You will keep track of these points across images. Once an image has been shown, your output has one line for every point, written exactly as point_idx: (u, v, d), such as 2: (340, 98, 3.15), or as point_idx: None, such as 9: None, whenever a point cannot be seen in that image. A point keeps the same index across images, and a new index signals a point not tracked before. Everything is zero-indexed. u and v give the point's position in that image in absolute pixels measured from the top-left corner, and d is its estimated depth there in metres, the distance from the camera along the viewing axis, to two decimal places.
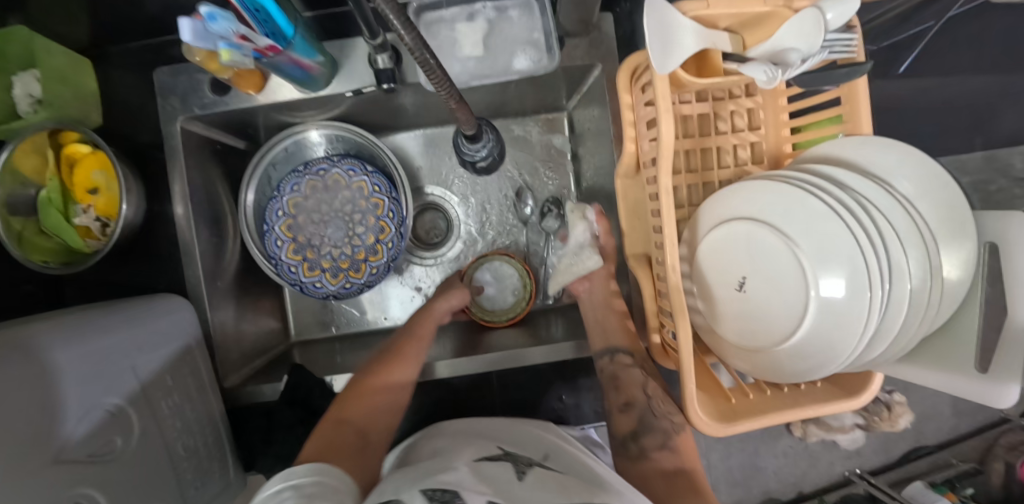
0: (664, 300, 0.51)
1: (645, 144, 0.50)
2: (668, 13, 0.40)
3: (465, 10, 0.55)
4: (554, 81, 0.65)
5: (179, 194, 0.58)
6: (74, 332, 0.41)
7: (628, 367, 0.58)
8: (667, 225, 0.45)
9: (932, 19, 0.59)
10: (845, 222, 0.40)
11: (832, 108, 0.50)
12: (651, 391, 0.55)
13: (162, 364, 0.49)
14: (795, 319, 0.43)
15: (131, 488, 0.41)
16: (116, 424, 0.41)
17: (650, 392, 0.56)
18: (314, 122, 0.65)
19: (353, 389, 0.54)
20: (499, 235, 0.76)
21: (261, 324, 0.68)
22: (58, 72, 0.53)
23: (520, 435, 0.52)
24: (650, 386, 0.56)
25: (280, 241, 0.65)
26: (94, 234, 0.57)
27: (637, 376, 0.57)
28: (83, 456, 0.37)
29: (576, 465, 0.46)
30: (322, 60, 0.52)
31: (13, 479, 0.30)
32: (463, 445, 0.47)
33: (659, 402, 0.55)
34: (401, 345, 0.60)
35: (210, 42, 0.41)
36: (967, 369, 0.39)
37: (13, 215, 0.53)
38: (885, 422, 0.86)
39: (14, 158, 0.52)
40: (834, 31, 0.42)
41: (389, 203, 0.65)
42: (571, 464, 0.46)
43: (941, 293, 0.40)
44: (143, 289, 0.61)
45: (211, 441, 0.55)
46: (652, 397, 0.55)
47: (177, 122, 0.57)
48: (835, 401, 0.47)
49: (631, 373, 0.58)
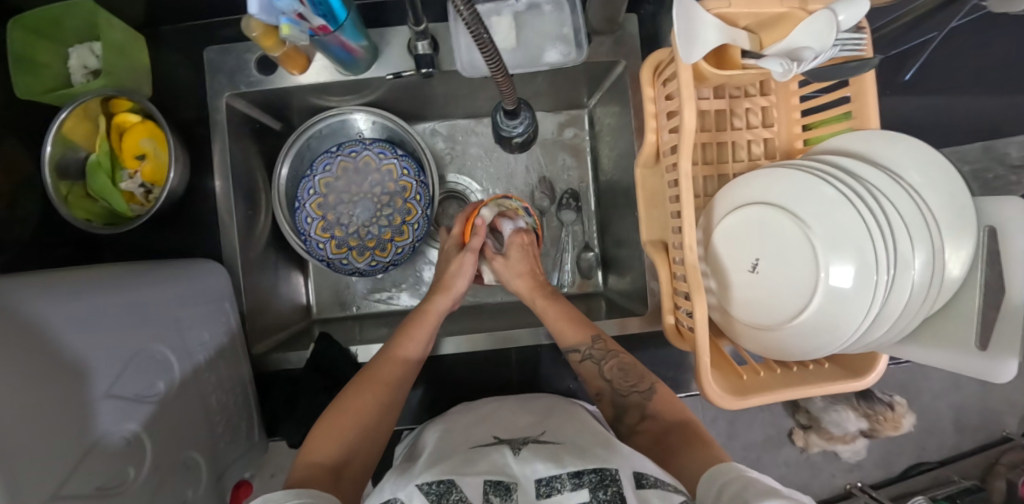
0: (680, 282, 0.53)
1: (665, 134, 0.53)
2: (693, 9, 0.44)
3: (501, 6, 0.60)
4: (577, 78, 0.68)
5: (220, 167, 0.61)
6: (117, 280, 0.44)
7: (582, 361, 0.57)
8: (686, 209, 0.47)
9: (935, 30, 0.61)
10: (856, 208, 0.43)
11: (842, 105, 0.53)
12: (609, 376, 0.56)
13: (197, 320, 0.51)
14: (804, 300, 0.46)
15: (170, 430, 0.44)
16: (158, 370, 0.44)
17: (608, 375, 0.56)
18: (348, 107, 0.68)
19: (328, 414, 0.50)
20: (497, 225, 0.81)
21: (285, 298, 0.71)
22: (117, 45, 0.57)
23: (518, 413, 0.53)
24: (606, 367, 0.56)
25: (310, 218, 0.68)
26: (137, 199, 0.61)
27: (592, 368, 0.57)
28: (130, 393, 0.40)
29: (573, 432, 0.48)
30: (365, 44, 0.55)
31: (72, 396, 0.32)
32: (461, 434, 0.50)
33: (622, 381, 0.55)
34: (377, 363, 0.55)
35: (273, 16, 0.47)
36: (967, 347, 0.42)
37: (62, 178, 0.56)
38: (886, 423, 0.86)
39: (67, 125, 0.55)
40: (844, 32, 0.45)
41: (417, 186, 0.69)
42: (570, 433, 0.48)
43: (942, 280, 0.43)
44: (177, 255, 0.63)
45: (240, 401, 0.57)
46: (613, 379, 0.56)
47: (223, 97, 0.60)
48: (842, 380, 0.49)
49: (586, 366, 0.57)
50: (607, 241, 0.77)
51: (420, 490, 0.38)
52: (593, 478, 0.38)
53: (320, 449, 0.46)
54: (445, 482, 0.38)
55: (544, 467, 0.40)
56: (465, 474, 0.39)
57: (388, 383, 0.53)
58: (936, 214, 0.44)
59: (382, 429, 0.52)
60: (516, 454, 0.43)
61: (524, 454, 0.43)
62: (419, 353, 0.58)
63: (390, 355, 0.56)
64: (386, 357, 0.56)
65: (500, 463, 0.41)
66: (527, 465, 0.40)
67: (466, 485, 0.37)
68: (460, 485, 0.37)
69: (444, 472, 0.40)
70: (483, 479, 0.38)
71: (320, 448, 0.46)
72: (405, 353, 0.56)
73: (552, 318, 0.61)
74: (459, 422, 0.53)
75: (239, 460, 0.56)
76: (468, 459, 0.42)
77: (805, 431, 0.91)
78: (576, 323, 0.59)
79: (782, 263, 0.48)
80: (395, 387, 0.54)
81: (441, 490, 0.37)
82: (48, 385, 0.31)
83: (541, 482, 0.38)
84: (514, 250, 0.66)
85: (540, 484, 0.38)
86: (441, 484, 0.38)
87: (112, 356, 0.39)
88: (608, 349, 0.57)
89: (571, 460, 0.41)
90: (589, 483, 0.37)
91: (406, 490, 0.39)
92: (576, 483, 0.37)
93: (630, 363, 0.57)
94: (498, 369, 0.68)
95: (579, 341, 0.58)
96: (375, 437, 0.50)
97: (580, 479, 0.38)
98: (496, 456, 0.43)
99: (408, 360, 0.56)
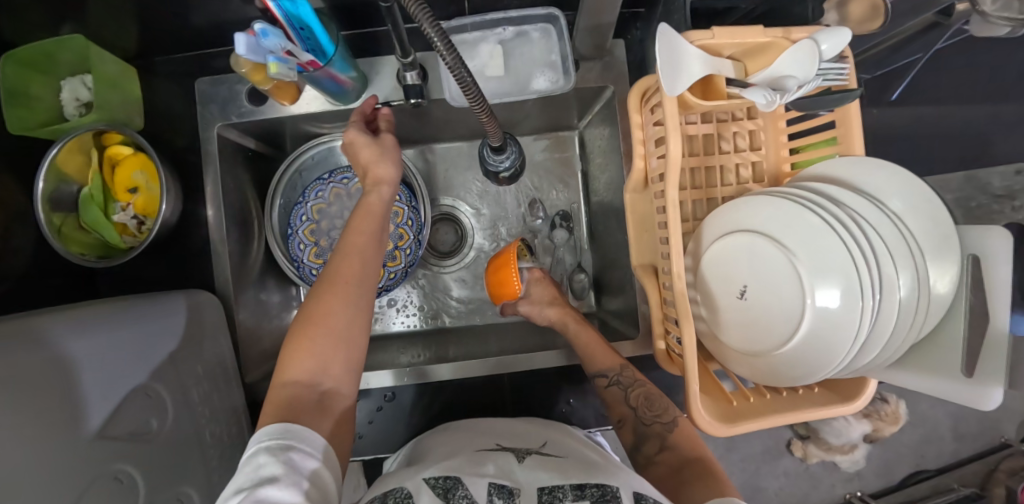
0: (670, 307, 0.53)
1: (653, 161, 0.53)
2: (676, 41, 0.44)
3: (488, 34, 0.60)
4: (567, 102, 0.69)
5: (212, 196, 0.62)
6: (110, 316, 0.45)
7: (608, 386, 0.57)
8: (673, 235, 0.47)
9: (920, 52, 0.61)
10: (840, 236, 0.43)
11: (828, 130, 0.53)
12: (634, 401, 0.55)
13: (191, 352, 0.52)
14: (792, 325, 0.46)
15: (164, 468, 0.44)
16: (153, 406, 0.45)
17: (633, 402, 0.55)
18: (339, 134, 0.70)
19: (294, 331, 0.43)
20: (489, 244, 0.79)
21: (279, 324, 0.71)
22: (109, 78, 0.58)
23: (523, 426, 0.54)
24: (633, 394, 0.56)
25: (303, 244, 0.69)
26: (130, 230, 0.61)
27: (618, 394, 0.57)
28: (122, 434, 0.40)
29: (573, 448, 0.48)
30: (354, 75, 0.56)
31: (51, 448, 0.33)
32: (464, 439, 0.49)
33: (646, 409, 0.55)
34: (334, 261, 0.47)
35: (260, 56, 0.47)
36: (952, 372, 0.43)
37: (55, 210, 0.56)
38: (888, 420, 0.87)
39: (60, 158, 0.55)
40: (828, 60, 0.46)
41: (409, 211, 0.70)
42: (571, 449, 0.48)
43: (928, 303, 0.43)
44: (172, 285, 0.64)
45: (234, 431, 0.58)
46: (637, 406, 0.55)
47: (214, 128, 0.61)
48: (832, 406, 0.49)
49: (611, 391, 0.57)
50: (600, 262, 0.77)
51: (427, 483, 0.38)
52: (595, 492, 0.37)
53: (293, 367, 0.41)
54: (451, 478, 0.38)
55: (547, 476, 0.40)
56: (470, 474, 0.39)
57: (347, 282, 0.45)
58: (919, 239, 0.44)
59: (361, 334, 0.45)
60: (520, 461, 0.43)
61: (528, 462, 0.43)
62: (371, 246, 0.49)
63: (346, 252, 0.47)
64: (342, 253, 0.47)
65: (506, 469, 0.41)
66: (531, 473, 0.40)
67: (470, 483, 0.37)
68: (465, 482, 0.37)
69: (450, 468, 0.40)
70: (488, 481, 0.38)
71: (292, 366, 0.41)
72: (356, 245, 0.48)
73: (583, 344, 0.62)
74: (458, 433, 0.52)
75: None
76: (470, 459, 0.42)
77: (803, 441, 0.91)
78: (602, 350, 0.60)
79: (767, 286, 0.48)
80: (362, 284, 0.46)
81: (447, 485, 0.37)
82: (28, 435, 0.32)
83: (543, 491, 0.38)
84: (533, 286, 0.69)
85: (543, 492, 0.38)
86: (447, 479, 0.38)
87: (102, 398, 0.39)
88: (635, 378, 0.58)
89: (575, 474, 0.40)
90: (589, 497, 0.37)
91: (413, 481, 0.38)
92: (578, 495, 0.37)
93: (656, 393, 0.56)
94: (493, 392, 0.68)
95: (606, 366, 0.58)
96: (351, 344, 0.43)
97: (581, 491, 0.37)
98: (501, 461, 0.42)
99: (365, 251, 0.48)
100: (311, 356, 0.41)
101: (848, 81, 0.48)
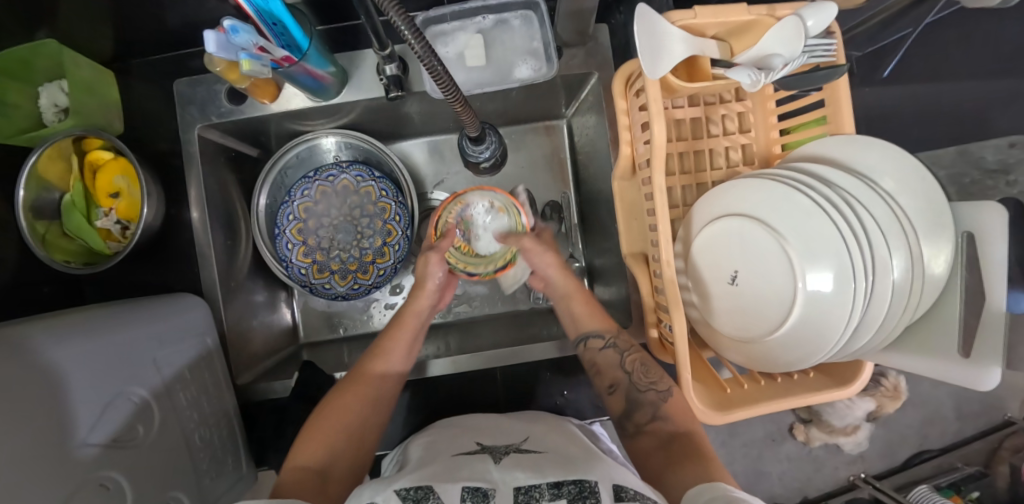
0: (661, 295, 0.52)
1: (640, 146, 0.52)
2: (655, 22, 0.43)
3: (467, 23, 0.59)
4: (553, 90, 0.68)
5: (195, 198, 0.61)
6: (92, 325, 0.44)
7: (602, 349, 0.58)
8: (661, 222, 0.46)
9: (909, 26, 0.59)
10: (829, 217, 0.42)
11: (817, 109, 0.52)
12: (629, 367, 0.55)
13: (176, 357, 0.52)
14: (785, 309, 0.45)
15: (152, 473, 0.44)
16: (137, 411, 0.44)
17: (629, 367, 0.55)
18: (324, 130, 0.69)
19: (312, 420, 0.50)
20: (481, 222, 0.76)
21: (271, 326, 0.71)
22: (84, 83, 0.57)
23: (506, 423, 0.53)
24: (628, 359, 0.56)
25: (291, 244, 0.69)
26: (114, 236, 0.61)
27: (612, 357, 0.57)
28: (111, 441, 0.40)
29: (556, 442, 0.48)
30: (333, 70, 0.55)
31: (35, 454, 0.32)
32: (442, 444, 0.48)
33: (642, 375, 0.54)
34: (365, 365, 0.55)
35: (232, 53, 0.46)
36: (950, 353, 0.42)
37: (38, 218, 0.56)
38: (888, 398, 0.87)
39: (41, 165, 0.55)
40: (814, 37, 0.45)
41: (395, 206, 0.69)
42: (553, 442, 0.47)
43: (922, 283, 0.42)
44: (161, 289, 0.64)
45: (225, 433, 0.58)
46: (633, 371, 0.55)
47: (195, 130, 0.60)
48: (827, 390, 0.49)
49: (605, 355, 0.57)
50: (592, 251, 0.77)
51: (398, 495, 0.35)
52: (573, 489, 0.36)
53: (305, 452, 0.46)
54: (423, 488, 0.36)
55: (524, 475, 0.38)
56: (442, 481, 0.37)
57: (370, 386, 0.53)
58: (912, 217, 0.43)
59: (368, 434, 0.51)
60: (497, 461, 0.41)
61: (505, 462, 0.41)
62: (401, 365, 0.57)
63: (379, 356, 0.56)
64: (376, 356, 0.56)
65: (481, 471, 0.39)
66: (508, 473, 0.38)
67: (443, 492, 0.35)
68: (438, 491, 0.35)
69: (423, 479, 0.37)
70: (461, 486, 0.36)
71: (304, 452, 0.46)
72: (388, 357, 0.56)
73: (577, 306, 0.62)
74: (442, 434, 0.52)
75: (229, 492, 0.57)
76: (445, 466, 0.40)
77: (805, 425, 0.89)
78: (599, 314, 0.61)
79: (759, 271, 0.47)
80: (378, 392, 0.53)
81: (418, 496, 0.34)
82: (27, 433, 0.32)
83: (519, 491, 0.36)
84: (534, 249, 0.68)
85: (519, 492, 0.36)
86: (418, 490, 0.35)
87: (91, 403, 0.39)
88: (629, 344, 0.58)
89: (554, 471, 0.39)
90: (568, 494, 0.35)
91: (383, 493, 0.35)
92: (555, 493, 0.35)
93: (652, 361, 0.56)
94: (486, 386, 0.68)
95: (603, 329, 0.59)
96: (360, 438, 0.50)
97: (558, 489, 0.35)
98: (477, 463, 0.41)
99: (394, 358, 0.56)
100: (322, 447, 0.47)
101: (835, 57, 0.47)
